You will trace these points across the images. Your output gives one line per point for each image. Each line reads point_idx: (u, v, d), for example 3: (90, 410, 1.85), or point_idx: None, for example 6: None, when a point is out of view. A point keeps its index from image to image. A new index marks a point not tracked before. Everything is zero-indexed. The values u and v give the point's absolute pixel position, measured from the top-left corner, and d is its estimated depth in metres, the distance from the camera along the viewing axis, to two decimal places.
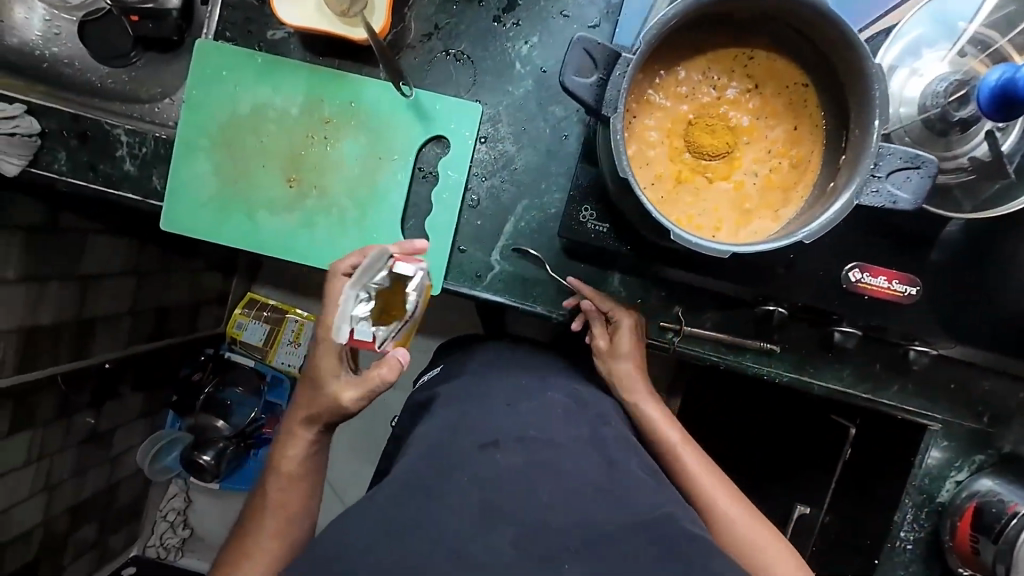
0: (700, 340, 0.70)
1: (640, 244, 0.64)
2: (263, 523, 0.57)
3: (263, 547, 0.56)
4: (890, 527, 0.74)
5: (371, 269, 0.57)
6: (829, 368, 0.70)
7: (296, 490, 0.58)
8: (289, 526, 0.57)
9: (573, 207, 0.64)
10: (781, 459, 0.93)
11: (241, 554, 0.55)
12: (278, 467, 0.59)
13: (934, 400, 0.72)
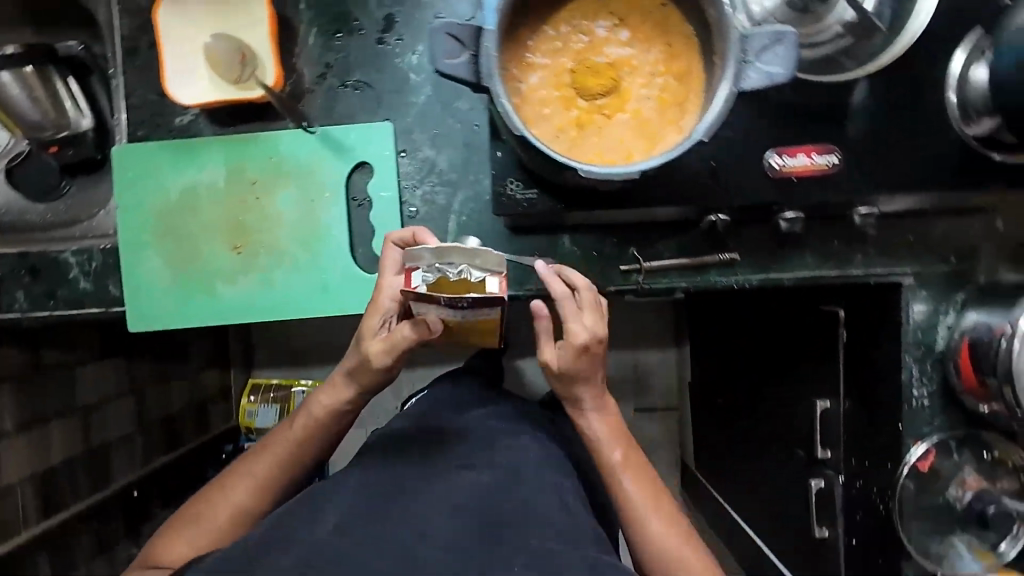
0: (663, 273, 0.73)
1: (572, 197, 0.65)
2: (276, 450, 0.69)
3: (265, 470, 0.68)
4: (901, 388, 0.75)
5: (478, 255, 0.54)
6: (791, 259, 0.73)
7: (308, 445, 0.69)
8: (293, 469, 0.69)
9: (499, 183, 0.66)
10: (789, 363, 0.94)
11: (248, 471, 0.68)
12: (308, 415, 0.69)
13: (896, 256, 0.75)
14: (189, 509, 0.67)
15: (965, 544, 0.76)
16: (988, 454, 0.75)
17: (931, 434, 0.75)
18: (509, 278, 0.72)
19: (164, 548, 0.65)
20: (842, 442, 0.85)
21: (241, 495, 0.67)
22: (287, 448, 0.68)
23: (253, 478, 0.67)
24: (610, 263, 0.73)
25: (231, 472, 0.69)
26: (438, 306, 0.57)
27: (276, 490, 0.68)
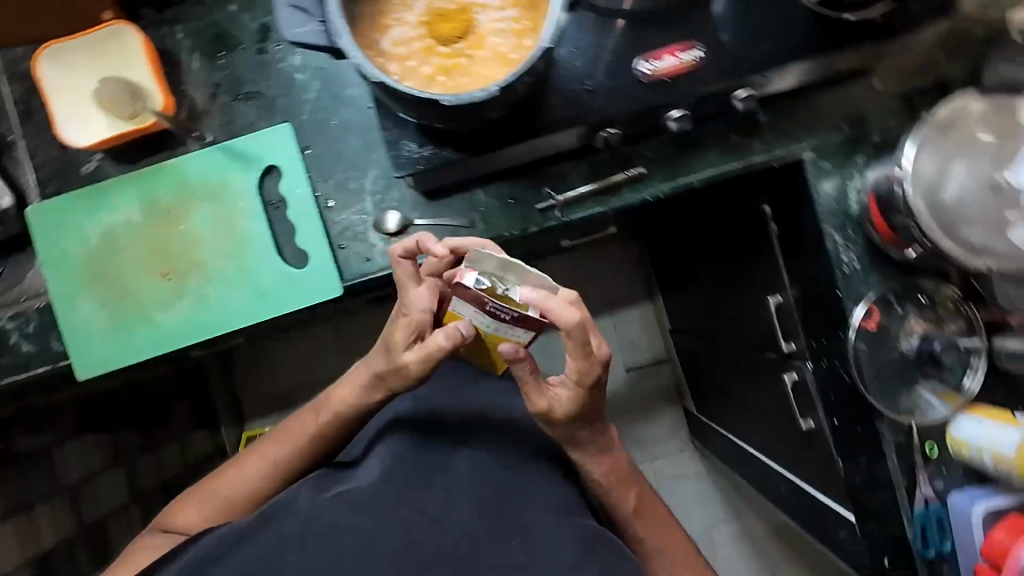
0: (578, 202, 0.76)
1: (464, 144, 0.68)
2: (291, 442, 0.79)
3: (275, 459, 0.78)
4: (830, 257, 0.78)
5: (531, 273, 0.61)
6: (694, 161, 0.76)
7: (321, 437, 0.79)
8: (304, 457, 0.79)
9: (394, 147, 0.68)
10: (747, 268, 1.01)
11: (268, 451, 0.79)
12: (322, 413, 0.79)
13: (793, 135, 0.78)
14: (208, 486, 0.78)
15: (929, 389, 0.78)
16: (925, 298, 0.78)
17: (869, 293, 0.78)
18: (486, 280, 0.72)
19: (181, 515, 0.76)
20: (802, 331, 0.88)
21: (254, 477, 0.77)
22: (299, 441, 0.78)
23: (268, 463, 0.78)
24: (527, 204, 0.76)
25: (246, 459, 0.79)
26: (473, 305, 0.62)
27: (289, 472, 0.78)
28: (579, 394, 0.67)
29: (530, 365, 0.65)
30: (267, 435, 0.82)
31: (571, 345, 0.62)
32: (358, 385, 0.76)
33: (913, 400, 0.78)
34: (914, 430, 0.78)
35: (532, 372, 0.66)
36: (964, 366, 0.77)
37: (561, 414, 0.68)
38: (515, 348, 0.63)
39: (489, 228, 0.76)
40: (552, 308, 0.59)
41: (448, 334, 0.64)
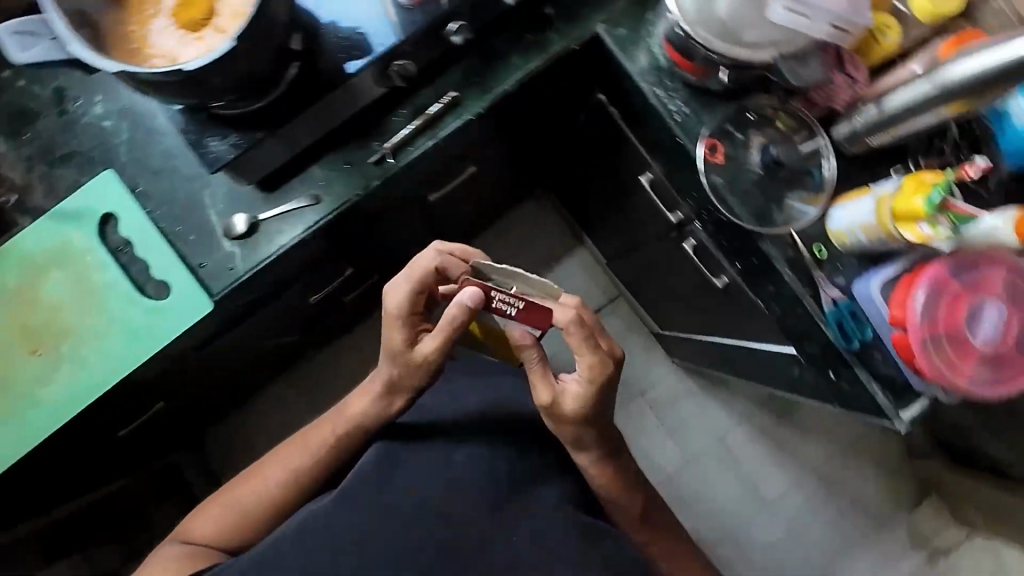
0: (408, 143, 0.79)
1: (262, 119, 0.72)
2: (311, 451, 0.88)
3: (290, 471, 0.87)
4: (659, 111, 0.81)
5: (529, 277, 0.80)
6: (500, 71, 0.80)
7: (335, 446, 0.88)
8: (319, 467, 0.88)
9: (199, 145, 0.72)
10: (615, 161, 1.03)
11: (287, 460, 0.88)
12: (337, 426, 0.89)
13: (584, 13, 0.81)
14: (226, 501, 0.87)
15: (794, 195, 0.80)
16: (755, 115, 0.80)
17: (705, 129, 0.80)
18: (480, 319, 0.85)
19: (202, 527, 0.85)
20: (678, 196, 0.92)
21: (270, 487, 0.87)
22: (315, 455, 0.88)
23: (285, 475, 0.87)
24: (362, 163, 0.78)
25: (262, 475, 0.88)
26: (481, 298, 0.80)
27: (302, 481, 0.87)
28: (582, 392, 0.78)
29: (534, 354, 0.80)
30: (279, 450, 0.91)
31: (578, 344, 0.76)
32: (370, 392, 0.87)
33: (783, 211, 0.80)
34: (796, 237, 0.80)
35: (536, 362, 0.80)
36: (815, 166, 0.80)
37: (567, 407, 0.79)
38: (523, 334, 0.79)
39: (334, 196, 0.78)
40: (553, 308, 0.76)
41: (458, 310, 0.77)
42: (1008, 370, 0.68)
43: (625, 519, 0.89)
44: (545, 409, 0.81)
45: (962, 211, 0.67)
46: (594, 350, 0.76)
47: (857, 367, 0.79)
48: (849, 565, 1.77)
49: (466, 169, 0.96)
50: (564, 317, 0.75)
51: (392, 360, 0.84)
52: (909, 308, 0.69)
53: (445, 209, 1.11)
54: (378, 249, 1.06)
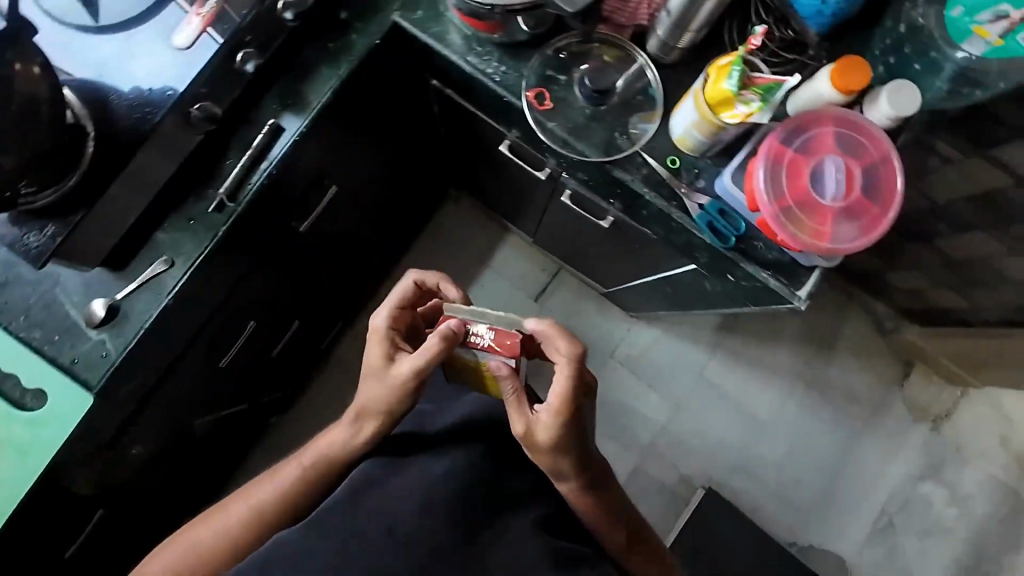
0: (244, 180, 0.79)
1: (73, 198, 0.71)
2: (279, 487, 0.82)
3: (250, 509, 0.82)
4: (478, 77, 0.81)
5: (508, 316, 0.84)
6: (313, 86, 0.81)
7: (309, 479, 0.83)
8: (287, 506, 0.82)
9: (22, 244, 0.72)
10: (479, 139, 1.04)
11: (251, 499, 0.82)
12: (310, 459, 0.84)
13: (378, 6, 0.81)
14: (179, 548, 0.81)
15: (629, 117, 0.81)
16: (566, 55, 0.82)
17: (527, 82, 0.81)
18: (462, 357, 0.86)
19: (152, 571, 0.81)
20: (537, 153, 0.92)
21: (227, 527, 0.81)
22: (283, 492, 0.82)
23: (246, 513, 0.81)
24: (204, 213, 0.78)
25: (223, 516, 0.82)
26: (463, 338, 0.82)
27: (265, 524, 0.81)
28: (554, 419, 0.77)
29: (510, 384, 0.79)
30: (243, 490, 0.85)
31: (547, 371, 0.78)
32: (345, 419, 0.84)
33: (625, 133, 0.81)
34: (646, 155, 0.81)
35: (511, 393, 0.79)
36: (641, 86, 0.81)
37: (540, 436, 0.77)
38: (501, 365, 0.79)
39: (187, 253, 0.78)
40: (531, 335, 0.79)
41: (442, 334, 0.79)
42: (862, 220, 0.69)
43: (611, 551, 0.85)
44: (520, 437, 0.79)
45: (763, 82, 0.67)
46: (564, 376, 0.78)
47: (742, 262, 0.79)
48: (859, 454, 1.79)
49: (327, 190, 0.96)
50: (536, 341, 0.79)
51: (372, 378, 0.83)
52: (757, 184, 0.70)
53: (332, 235, 1.10)
54: (276, 294, 1.04)
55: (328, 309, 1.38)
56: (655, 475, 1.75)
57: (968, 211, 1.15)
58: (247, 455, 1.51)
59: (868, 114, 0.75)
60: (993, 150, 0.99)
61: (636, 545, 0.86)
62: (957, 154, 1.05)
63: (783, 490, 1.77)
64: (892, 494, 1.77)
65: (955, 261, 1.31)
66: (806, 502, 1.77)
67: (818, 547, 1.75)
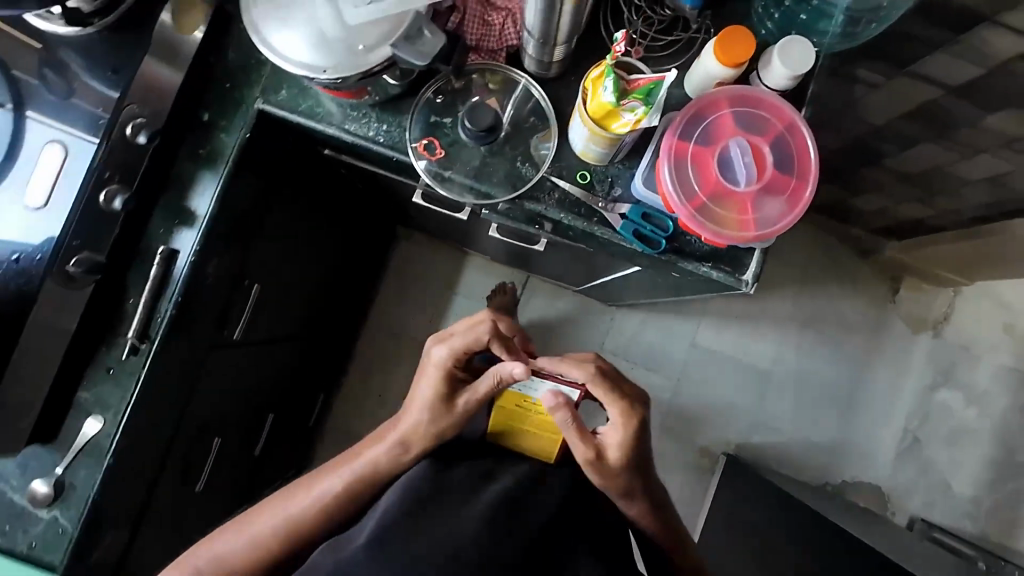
0: (152, 316, 0.75)
1: None
2: (318, 496, 0.77)
3: (289, 520, 0.76)
4: (362, 143, 0.77)
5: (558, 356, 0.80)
6: (196, 197, 0.77)
7: (350, 487, 0.77)
8: (326, 514, 0.76)
9: None
10: (394, 192, 1.00)
11: (289, 506, 0.77)
12: (350, 472, 0.78)
13: (238, 98, 0.77)
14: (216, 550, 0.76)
15: (528, 141, 0.77)
16: (444, 96, 0.78)
17: (412, 135, 0.77)
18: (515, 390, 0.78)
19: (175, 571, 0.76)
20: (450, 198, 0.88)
21: (266, 535, 0.76)
22: (325, 506, 0.76)
23: (284, 523, 0.76)
24: (120, 361, 0.74)
25: (260, 521, 0.77)
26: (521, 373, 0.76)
27: (302, 532, 0.76)
28: (623, 438, 0.77)
29: (568, 414, 0.74)
30: (282, 493, 0.80)
31: (607, 392, 0.77)
32: (389, 442, 0.79)
33: (528, 160, 0.77)
34: (554, 177, 0.77)
35: (573, 422, 0.75)
36: (529, 109, 0.78)
37: (612, 455, 0.77)
38: (557, 395, 0.74)
39: (115, 406, 0.74)
40: (578, 369, 0.76)
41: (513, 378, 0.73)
42: (783, 195, 0.65)
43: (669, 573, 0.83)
44: (587, 463, 0.78)
45: (641, 85, 0.62)
46: (622, 394, 0.77)
47: (680, 262, 0.75)
48: (869, 380, 1.77)
49: (250, 290, 0.92)
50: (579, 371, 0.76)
51: (430, 410, 0.78)
52: (666, 186, 0.65)
53: (276, 325, 1.06)
54: (233, 402, 1.01)
55: (303, 389, 1.35)
56: (676, 453, 1.73)
57: (907, 128, 1.11)
58: None
59: (766, 78, 0.70)
60: (911, 67, 0.95)
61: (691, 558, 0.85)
62: (878, 78, 1.01)
63: (805, 434, 1.76)
64: (911, 410, 1.75)
65: (911, 174, 1.27)
66: (829, 440, 1.75)
67: (852, 481, 1.74)
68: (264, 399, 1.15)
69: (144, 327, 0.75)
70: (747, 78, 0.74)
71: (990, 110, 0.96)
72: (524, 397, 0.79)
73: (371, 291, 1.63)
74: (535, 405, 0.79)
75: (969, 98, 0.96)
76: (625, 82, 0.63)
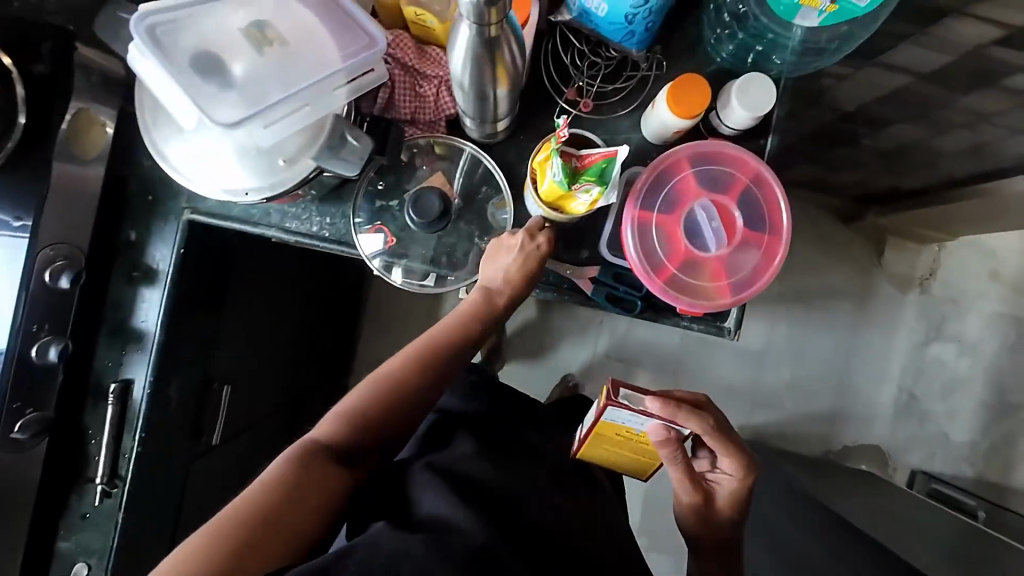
0: (117, 455, 0.72)
1: None
2: (385, 388, 0.67)
3: (393, 378, 0.68)
4: (305, 240, 0.71)
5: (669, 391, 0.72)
6: (140, 318, 0.72)
7: (417, 387, 0.68)
8: (394, 411, 0.67)
9: None
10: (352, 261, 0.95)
11: (355, 402, 0.66)
12: (415, 355, 0.70)
13: (163, 212, 0.71)
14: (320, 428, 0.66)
15: (482, 213, 0.73)
16: (386, 179, 0.72)
17: (358, 225, 0.71)
18: (616, 421, 0.68)
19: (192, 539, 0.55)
20: None
21: (369, 399, 0.67)
22: (428, 346, 0.70)
23: (385, 381, 0.68)
24: (95, 506, 0.72)
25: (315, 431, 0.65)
26: (635, 409, 0.66)
27: (365, 432, 0.66)
28: (733, 481, 0.76)
29: (675, 453, 0.71)
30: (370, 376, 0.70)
31: (722, 442, 0.72)
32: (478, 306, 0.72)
33: (485, 233, 0.73)
34: None
35: (679, 461, 0.72)
36: (479, 179, 0.73)
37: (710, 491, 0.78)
38: (670, 434, 0.69)
39: (98, 550, 0.72)
40: (699, 420, 0.69)
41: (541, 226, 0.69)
42: (755, 255, 0.62)
43: None
44: (688, 499, 0.76)
45: (594, 162, 0.57)
46: (738, 443, 0.73)
47: (658, 321, 0.72)
48: (862, 344, 1.78)
49: (220, 392, 0.86)
50: (695, 423, 0.68)
51: (514, 283, 0.69)
52: (630, 256, 0.61)
53: (257, 410, 1.02)
54: (226, 496, 0.98)
55: None
56: None
57: (879, 111, 1.06)
58: None
59: (725, 118, 0.66)
60: (879, 58, 0.89)
61: None
62: (845, 70, 0.95)
63: (804, 406, 1.78)
64: (904, 368, 1.77)
65: (887, 150, 1.23)
66: (827, 410, 1.78)
67: (853, 444, 1.77)
68: None
69: (112, 466, 0.71)
70: (706, 117, 0.69)
71: (966, 91, 0.92)
72: (626, 428, 0.70)
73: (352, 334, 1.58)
74: (637, 436, 0.71)
75: (941, 82, 0.91)
76: (577, 160, 0.58)
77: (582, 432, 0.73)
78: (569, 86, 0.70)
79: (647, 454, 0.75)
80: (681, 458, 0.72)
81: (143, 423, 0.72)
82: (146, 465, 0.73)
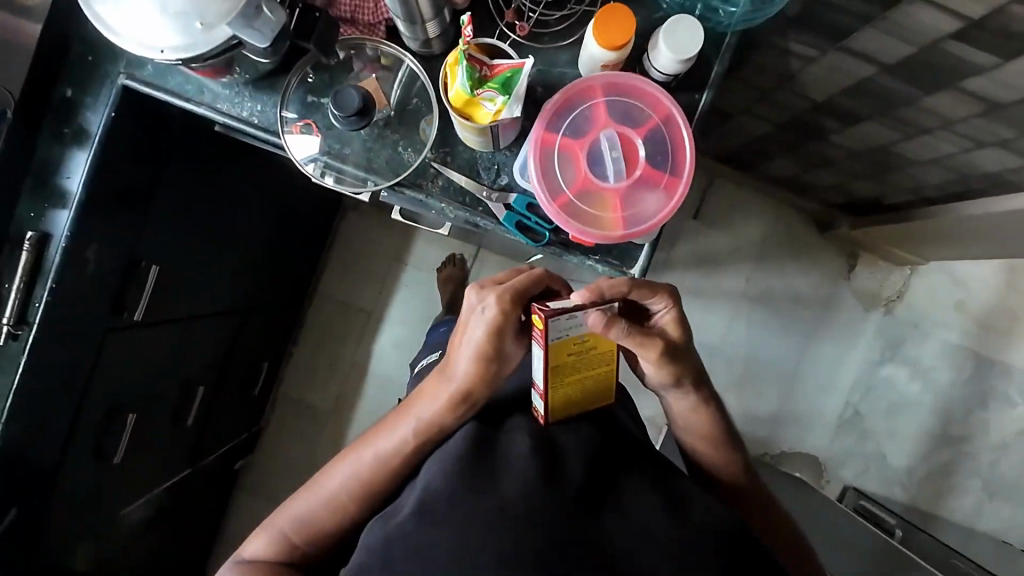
0: (27, 302, 0.75)
1: None
2: (333, 497, 0.70)
3: (356, 479, 0.70)
4: (234, 120, 0.72)
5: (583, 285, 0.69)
6: (66, 175, 0.74)
7: (362, 483, 0.70)
8: (342, 511, 0.70)
9: None
10: None
11: (302, 506, 0.71)
12: (362, 460, 0.71)
13: (100, 74, 0.73)
14: (291, 513, 0.71)
15: (410, 126, 0.74)
16: (320, 74, 0.73)
17: (288, 114, 0.72)
18: (565, 339, 0.61)
19: None
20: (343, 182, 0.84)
21: (333, 497, 0.70)
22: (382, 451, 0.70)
23: (351, 481, 0.70)
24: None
25: (265, 537, 0.71)
26: (568, 310, 0.61)
27: (321, 534, 0.71)
28: (676, 317, 0.72)
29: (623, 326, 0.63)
30: (338, 456, 0.74)
31: (644, 290, 0.69)
32: (441, 400, 0.70)
33: (409, 144, 0.74)
34: (437, 163, 0.73)
35: (631, 332, 0.66)
36: (407, 88, 0.74)
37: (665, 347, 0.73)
38: (605, 315, 0.62)
39: None
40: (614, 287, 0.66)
41: (533, 280, 0.68)
42: (656, 195, 0.63)
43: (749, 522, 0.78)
44: (656, 364, 0.72)
45: (501, 72, 0.59)
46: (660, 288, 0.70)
47: (566, 254, 0.74)
48: (818, 353, 1.78)
49: (147, 270, 0.89)
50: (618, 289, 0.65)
51: (486, 357, 0.68)
52: (531, 177, 0.62)
53: (190, 304, 1.04)
54: (146, 379, 1.01)
55: (240, 361, 1.35)
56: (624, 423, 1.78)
57: (848, 104, 1.05)
58: (224, 504, 1.56)
59: (654, 60, 0.66)
60: (843, 42, 0.89)
61: (769, 499, 0.81)
62: (812, 52, 0.95)
63: (751, 407, 1.79)
64: (854, 383, 1.78)
65: (858, 152, 1.22)
66: (771, 413, 1.79)
67: (791, 451, 1.79)
68: (195, 372, 1.16)
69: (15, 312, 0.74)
70: (642, 60, 0.69)
71: (927, 91, 0.91)
72: (575, 342, 0.63)
73: (318, 263, 1.61)
74: (588, 345, 0.64)
75: (903, 77, 0.91)
76: (486, 68, 0.59)
77: (540, 390, 0.66)
78: (510, 8, 0.70)
79: (608, 364, 0.69)
80: (630, 332, 0.66)
81: (56, 278, 0.75)
82: (53, 318, 0.76)
